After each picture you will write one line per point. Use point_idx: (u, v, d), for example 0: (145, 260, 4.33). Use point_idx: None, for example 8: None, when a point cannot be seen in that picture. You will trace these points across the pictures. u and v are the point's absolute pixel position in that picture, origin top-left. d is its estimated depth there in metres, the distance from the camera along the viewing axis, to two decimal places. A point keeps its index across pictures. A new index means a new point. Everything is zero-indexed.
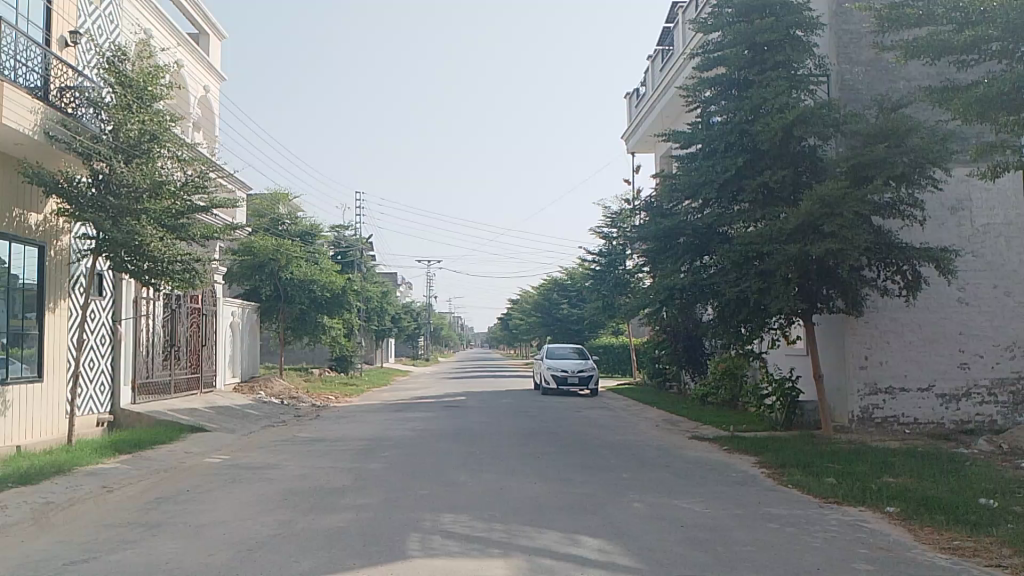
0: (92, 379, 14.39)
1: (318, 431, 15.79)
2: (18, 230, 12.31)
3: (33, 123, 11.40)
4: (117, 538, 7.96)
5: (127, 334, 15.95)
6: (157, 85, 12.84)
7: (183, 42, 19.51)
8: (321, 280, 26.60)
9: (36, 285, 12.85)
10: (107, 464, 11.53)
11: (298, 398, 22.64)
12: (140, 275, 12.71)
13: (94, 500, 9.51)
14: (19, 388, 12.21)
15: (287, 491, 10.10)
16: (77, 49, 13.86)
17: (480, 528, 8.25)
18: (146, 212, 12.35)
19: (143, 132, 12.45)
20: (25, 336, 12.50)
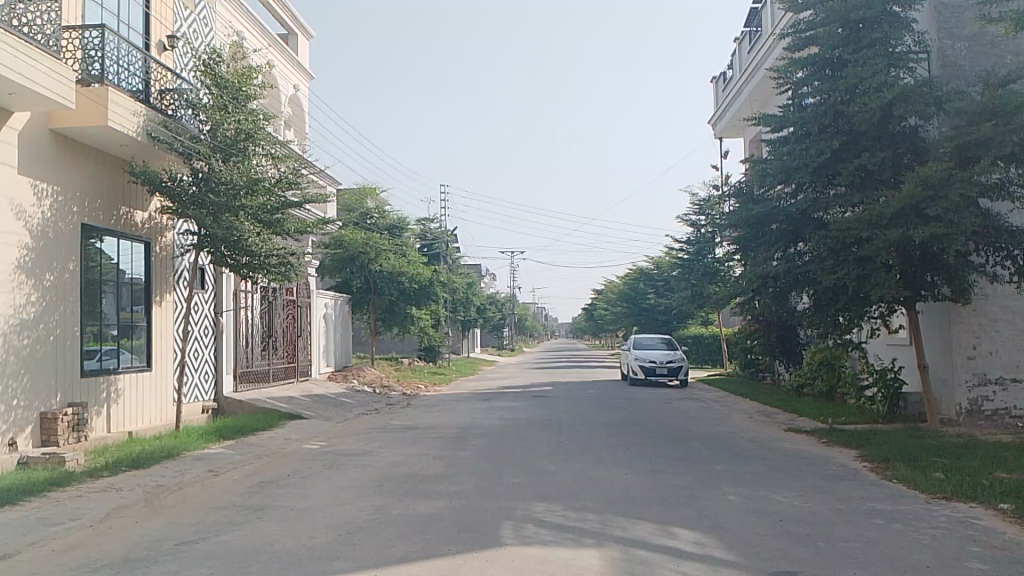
0: (196, 367, 15.03)
1: (410, 420, 16.07)
2: (125, 228, 12.91)
3: (137, 124, 11.93)
4: (224, 520, 8.28)
5: (228, 325, 16.64)
6: (251, 86, 13.23)
7: (273, 43, 20.10)
8: (409, 272, 27.07)
9: (145, 281, 13.48)
10: (213, 449, 12.05)
11: (389, 387, 23.09)
12: (239, 269, 13.19)
13: (202, 484, 9.95)
14: (131, 377, 12.87)
15: (381, 478, 10.31)
16: (175, 52, 14.48)
17: (573, 518, 8.23)
18: (243, 208, 12.77)
19: (239, 131, 12.90)
20: (134, 327, 13.13)
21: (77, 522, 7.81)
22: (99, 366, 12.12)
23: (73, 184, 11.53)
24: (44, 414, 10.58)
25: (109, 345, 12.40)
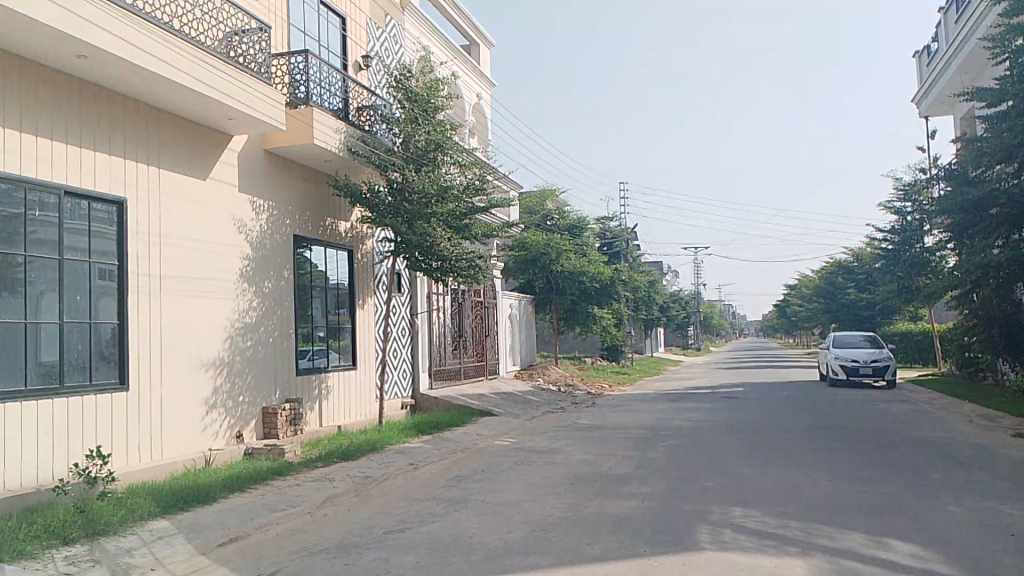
0: (395, 366, 15.95)
1: (597, 419, 16.13)
2: (331, 237, 13.93)
3: (338, 140, 12.70)
4: (427, 511, 8.73)
5: (423, 326, 17.52)
6: (438, 97, 13.85)
7: (457, 54, 20.93)
8: (590, 272, 27.20)
9: (349, 286, 14.49)
10: (413, 444, 12.72)
11: (575, 386, 23.32)
12: (432, 273, 13.88)
13: (405, 476, 10.55)
14: (338, 375, 13.87)
15: (572, 476, 10.40)
16: (369, 71, 15.44)
17: (773, 524, 7.89)
18: (434, 215, 13.39)
19: (429, 142, 13.51)
20: (340, 329, 14.14)
21: (297, 508, 8.52)
22: (311, 365, 13.16)
23: (285, 199, 12.54)
24: (265, 409, 11.63)
25: (318, 346, 13.43)
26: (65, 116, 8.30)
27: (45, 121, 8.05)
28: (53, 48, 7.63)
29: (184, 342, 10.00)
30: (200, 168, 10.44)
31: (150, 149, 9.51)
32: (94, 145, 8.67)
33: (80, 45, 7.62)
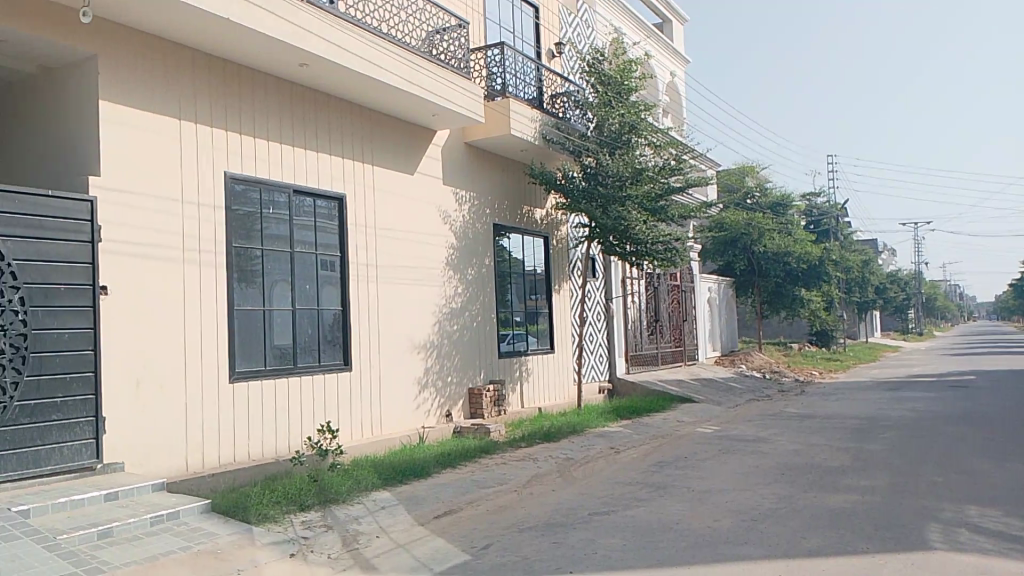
0: (592, 350, 16.05)
1: (806, 408, 15.29)
2: (528, 224, 14.22)
3: (534, 129, 12.88)
4: (630, 495, 8.70)
5: (619, 310, 17.47)
6: (632, 79, 13.69)
7: (650, 34, 20.58)
8: (796, 252, 25.77)
9: (546, 272, 14.73)
10: (613, 428, 12.74)
11: (780, 372, 22.28)
12: (628, 256, 13.75)
13: (606, 459, 10.59)
14: (537, 358, 14.18)
15: (781, 465, 9.95)
16: (562, 58, 15.58)
17: (1019, 527, 7.07)
18: (629, 198, 13.25)
19: (623, 124, 13.42)
20: (538, 314, 14.41)
21: (504, 486, 8.82)
22: (511, 349, 13.54)
23: (484, 189, 12.95)
24: (471, 390, 12.13)
25: (517, 330, 13.79)
26: (291, 120, 9.09)
27: (275, 127, 8.86)
28: (280, 59, 8.37)
29: (397, 327, 10.66)
30: (408, 162, 11.02)
31: (364, 147, 10.19)
32: (316, 146, 9.43)
33: (302, 54, 8.28)
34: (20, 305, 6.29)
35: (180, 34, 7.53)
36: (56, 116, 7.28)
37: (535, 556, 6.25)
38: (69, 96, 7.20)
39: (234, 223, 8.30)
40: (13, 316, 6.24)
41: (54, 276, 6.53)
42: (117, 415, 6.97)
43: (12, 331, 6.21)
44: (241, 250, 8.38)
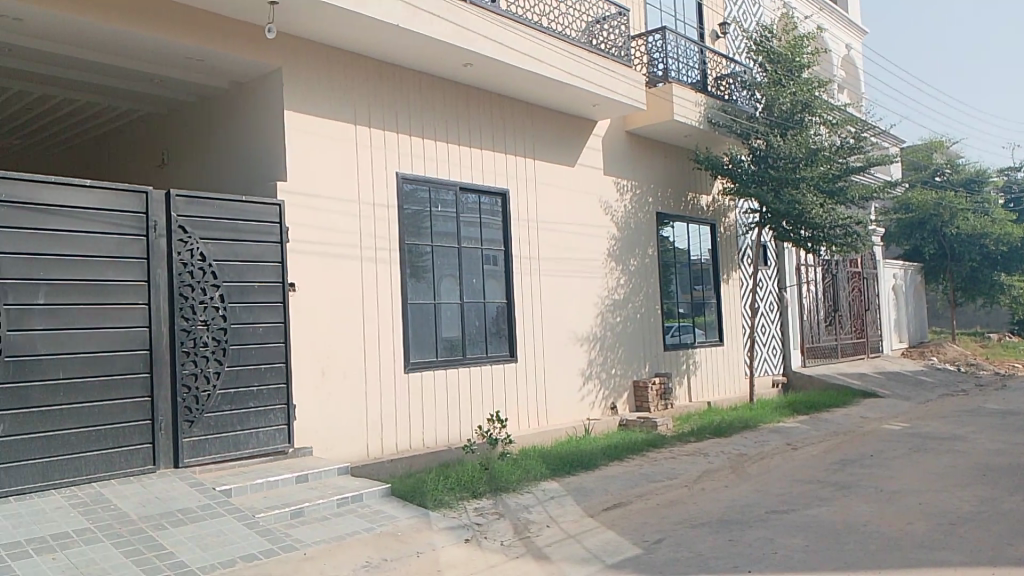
0: (764, 342, 15.38)
1: (1011, 404, 13.86)
2: (693, 213, 13.83)
3: (699, 113, 12.45)
4: (810, 494, 8.24)
5: (793, 299, 16.63)
6: (804, 55, 12.97)
7: (823, 6, 19.40)
8: (995, 233, 23.32)
9: (713, 261, 14.26)
10: (789, 423, 12.14)
11: (978, 365, 20.37)
12: (803, 242, 13.06)
13: (782, 455, 10.10)
14: (706, 351, 13.76)
15: (985, 466, 9.06)
16: (727, 38, 15.00)
17: None
18: (804, 179, 12.57)
19: (796, 103, 12.80)
20: (706, 304, 13.98)
21: (674, 481, 8.63)
22: (678, 341, 13.24)
23: (647, 178, 12.72)
24: (637, 382, 11.98)
25: (684, 322, 13.46)
26: (456, 119, 9.34)
27: (440, 126, 9.13)
28: (445, 60, 8.59)
29: (562, 319, 10.71)
30: (569, 155, 11.02)
31: (526, 140, 10.30)
32: (480, 142, 9.64)
33: (466, 54, 8.46)
34: (220, 302, 6.75)
35: (352, 43, 7.91)
36: (247, 127, 7.88)
37: (710, 552, 6.06)
38: (257, 108, 7.78)
39: (405, 221, 8.64)
40: (213, 312, 6.70)
41: (248, 274, 6.98)
42: (305, 403, 7.47)
43: (212, 325, 6.67)
44: (411, 247, 8.71)
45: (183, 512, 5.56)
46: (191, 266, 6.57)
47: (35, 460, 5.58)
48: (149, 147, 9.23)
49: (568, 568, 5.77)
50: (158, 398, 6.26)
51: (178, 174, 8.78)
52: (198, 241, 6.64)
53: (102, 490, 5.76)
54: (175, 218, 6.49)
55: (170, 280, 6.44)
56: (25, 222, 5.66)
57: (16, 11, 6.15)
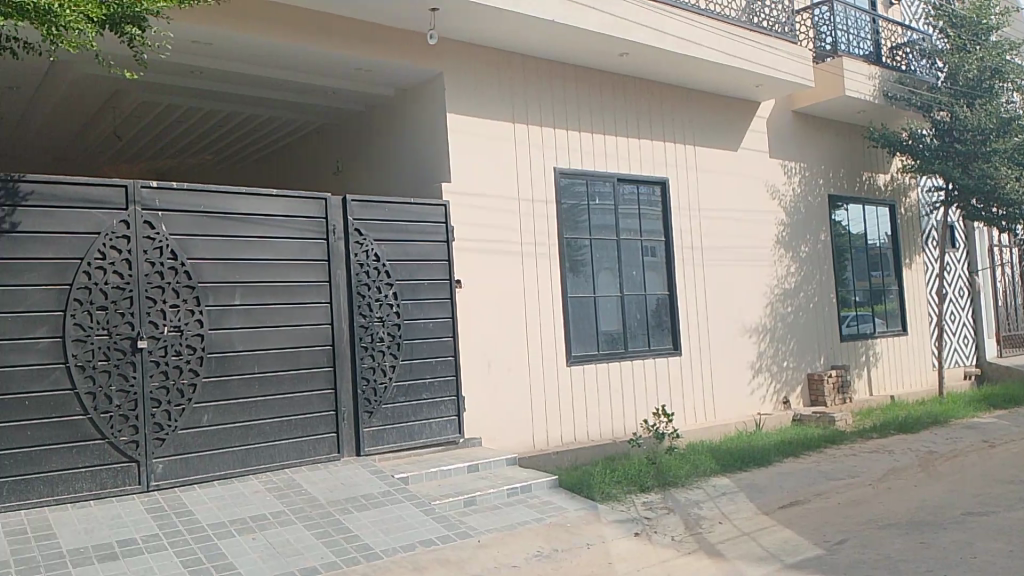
0: (954, 331, 14.16)
1: None
2: (869, 193, 12.95)
3: (873, 87, 11.62)
4: (1015, 495, 7.49)
5: (986, 284, 15.19)
6: (993, 15, 11.82)
7: None
8: None
9: (893, 245, 13.29)
10: (986, 419, 11.10)
11: None
12: (998, 221, 11.91)
13: (979, 453, 9.25)
14: (887, 341, 12.85)
15: None
16: (902, 5, 13.93)
17: None
18: (997, 152, 11.45)
19: (985, 69, 11.68)
20: (886, 291, 13.04)
21: (856, 479, 8.12)
22: (855, 331, 12.44)
23: (816, 160, 12.06)
24: (810, 375, 11.39)
25: (862, 311, 12.63)
26: (613, 110, 9.26)
27: (598, 118, 9.08)
28: (601, 51, 8.53)
29: (728, 309, 10.37)
30: (731, 139, 10.64)
31: (685, 128, 10.05)
32: (638, 132, 9.51)
33: (622, 43, 8.36)
34: (394, 299, 7.06)
35: (509, 42, 8.02)
36: (412, 131, 8.20)
37: (900, 555, 5.65)
38: (421, 112, 8.07)
39: (564, 215, 8.68)
40: (388, 309, 7.02)
41: (418, 272, 7.25)
42: (473, 396, 7.67)
43: (387, 322, 6.99)
44: (571, 241, 8.75)
45: (365, 498, 5.88)
46: (367, 267, 6.93)
47: (236, 447, 6.10)
48: (325, 155, 9.83)
49: (744, 566, 5.58)
50: (340, 390, 6.66)
51: (351, 179, 9.30)
52: (373, 242, 6.98)
53: (294, 475, 6.21)
54: (352, 222, 6.87)
55: (348, 280, 6.82)
56: (221, 230, 6.18)
57: (207, 36, 6.68)
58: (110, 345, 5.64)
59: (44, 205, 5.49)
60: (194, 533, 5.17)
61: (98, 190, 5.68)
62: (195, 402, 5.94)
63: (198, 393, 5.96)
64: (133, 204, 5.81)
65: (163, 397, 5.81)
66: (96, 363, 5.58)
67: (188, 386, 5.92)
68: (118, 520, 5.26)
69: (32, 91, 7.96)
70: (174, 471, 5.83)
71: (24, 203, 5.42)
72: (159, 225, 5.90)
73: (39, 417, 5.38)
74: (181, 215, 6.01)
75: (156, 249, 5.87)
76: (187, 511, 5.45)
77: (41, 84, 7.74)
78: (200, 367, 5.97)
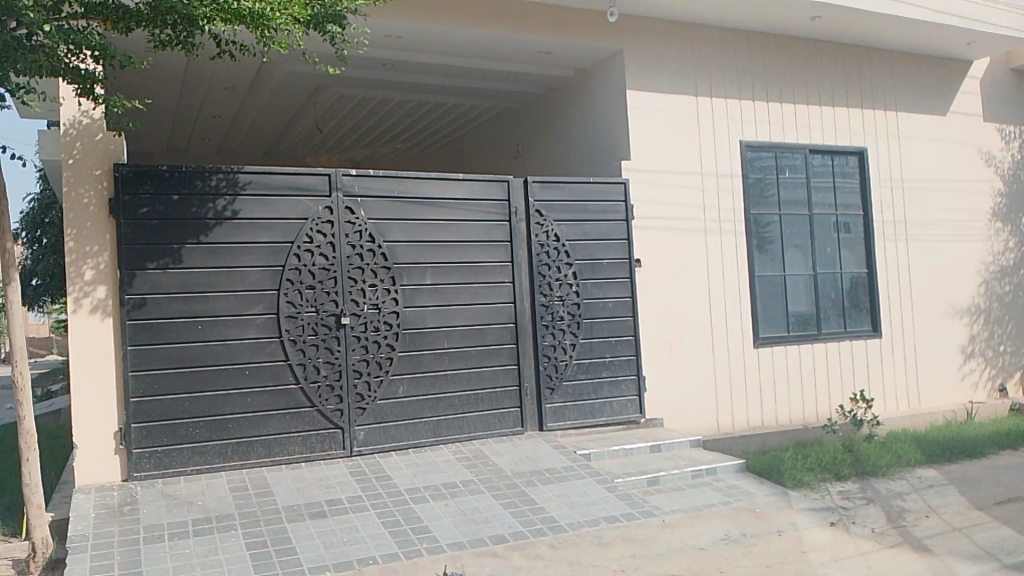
0: None
1: None
2: None
3: None
4: None
5: None
6: None
7: None
8: None
9: None
10: None
11: None
12: None
13: None
14: None
15: None
16: None
17: None
18: None
19: None
20: None
21: None
22: None
23: None
24: None
25: None
26: (804, 78, 8.76)
27: (787, 87, 8.62)
28: (791, 17, 8.07)
29: (934, 288, 9.54)
30: (938, 103, 9.74)
31: (885, 93, 9.32)
32: (831, 100, 8.93)
33: (815, 7, 7.86)
34: (574, 278, 7.10)
35: (692, 14, 7.79)
36: (592, 110, 8.20)
37: None
38: (601, 92, 8.04)
39: (750, 190, 8.34)
40: (569, 288, 7.08)
41: (599, 252, 7.25)
42: (656, 376, 7.59)
43: (568, 300, 7.05)
44: (758, 216, 8.38)
45: (549, 472, 6.00)
46: (549, 247, 7.03)
47: (428, 418, 6.44)
48: (507, 138, 10.09)
49: (957, 564, 5.13)
50: (524, 367, 6.83)
51: (532, 161, 9.47)
52: (554, 222, 7.06)
53: (481, 446, 6.45)
54: (534, 203, 6.99)
55: (530, 260, 6.96)
56: (413, 213, 6.50)
57: (399, 29, 7.00)
58: (317, 321, 6.12)
59: (259, 193, 6.02)
60: (391, 497, 5.50)
61: (305, 178, 6.15)
62: (391, 374, 6.32)
63: (394, 366, 6.33)
64: (334, 191, 6.23)
65: (364, 369, 6.23)
66: (305, 338, 6.07)
67: (385, 360, 6.31)
68: (326, 481, 5.71)
69: (247, 91, 8.74)
70: (373, 439, 6.24)
71: (243, 192, 5.97)
72: (358, 209, 6.30)
73: (258, 385, 5.94)
74: (377, 200, 6.38)
75: (355, 232, 6.28)
76: (385, 477, 5.82)
77: (254, 84, 8.47)
78: (395, 342, 6.34)
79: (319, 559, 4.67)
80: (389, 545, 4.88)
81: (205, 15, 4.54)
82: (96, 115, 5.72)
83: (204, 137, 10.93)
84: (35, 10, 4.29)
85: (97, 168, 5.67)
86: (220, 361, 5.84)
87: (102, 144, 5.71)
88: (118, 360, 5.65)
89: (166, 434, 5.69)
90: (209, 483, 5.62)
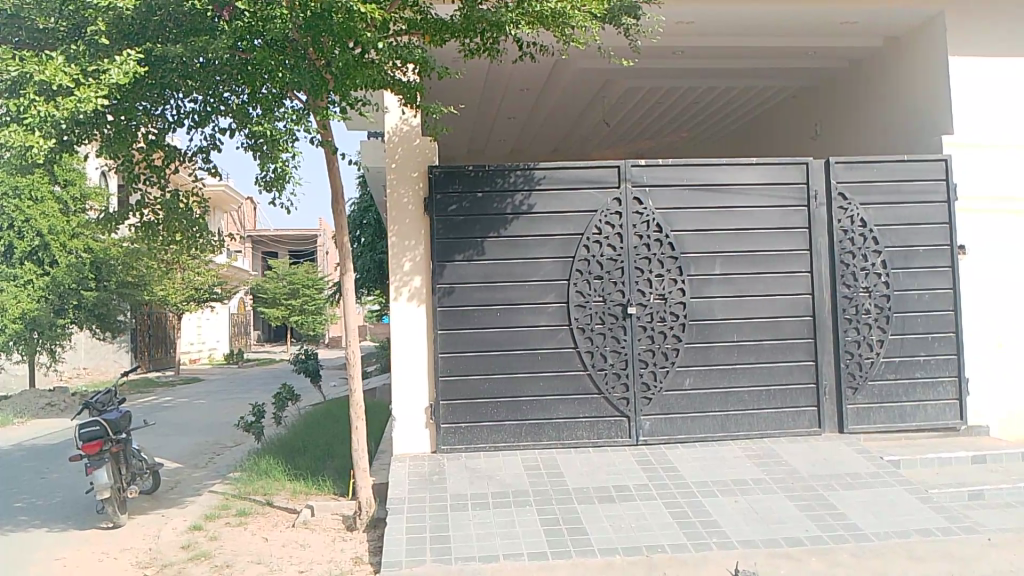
0: None
1: None
2: None
3: None
4: None
5: None
6: None
7: None
8: None
9: None
10: None
11: None
12: None
13: None
14: None
15: None
16: None
17: None
18: None
19: None
20: None
21: None
22: None
23: None
24: None
25: None
26: None
27: None
28: None
29: None
30: None
31: None
32: None
33: None
34: (882, 268, 6.53)
35: None
36: (905, 84, 7.50)
37: None
38: (916, 62, 7.31)
39: None
40: (876, 280, 6.52)
41: (911, 239, 6.60)
42: (982, 378, 6.72)
43: (875, 293, 6.50)
44: None
45: (852, 476, 5.58)
46: (852, 233, 6.53)
47: (715, 412, 6.31)
48: (805, 118, 9.66)
49: None
50: (822, 363, 6.43)
51: (836, 142, 8.93)
52: (858, 206, 6.55)
53: (772, 445, 6.18)
54: (837, 186, 6.53)
55: (831, 247, 6.52)
56: (701, 202, 6.41)
57: (689, 16, 6.94)
58: (606, 310, 6.25)
59: (553, 187, 6.30)
60: (681, 489, 5.45)
61: (596, 170, 6.31)
62: (678, 365, 6.28)
63: (681, 358, 6.28)
64: (624, 181, 6.33)
65: (650, 359, 6.25)
66: (593, 327, 6.23)
67: (671, 351, 6.28)
68: (614, 467, 5.82)
69: (540, 91, 9.22)
70: (659, 429, 6.25)
71: (538, 187, 6.29)
72: (646, 200, 6.34)
73: (550, 370, 6.23)
74: (666, 189, 6.37)
75: (644, 222, 6.32)
76: (673, 468, 5.79)
77: (549, 83, 8.91)
78: (682, 333, 6.29)
79: (609, 542, 4.75)
80: (679, 535, 4.82)
81: (512, 19, 4.86)
82: (414, 121, 6.31)
83: (500, 137, 11.74)
84: (372, 29, 4.83)
85: (416, 170, 6.28)
86: (517, 347, 6.22)
87: (419, 148, 6.32)
88: (430, 342, 6.24)
89: (469, 412, 6.17)
90: (505, 459, 5.99)
